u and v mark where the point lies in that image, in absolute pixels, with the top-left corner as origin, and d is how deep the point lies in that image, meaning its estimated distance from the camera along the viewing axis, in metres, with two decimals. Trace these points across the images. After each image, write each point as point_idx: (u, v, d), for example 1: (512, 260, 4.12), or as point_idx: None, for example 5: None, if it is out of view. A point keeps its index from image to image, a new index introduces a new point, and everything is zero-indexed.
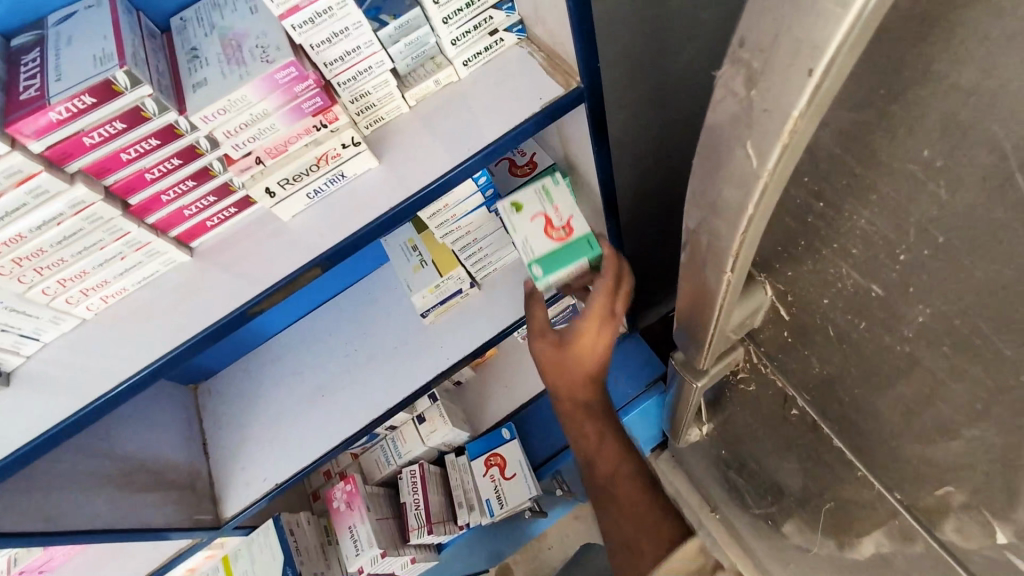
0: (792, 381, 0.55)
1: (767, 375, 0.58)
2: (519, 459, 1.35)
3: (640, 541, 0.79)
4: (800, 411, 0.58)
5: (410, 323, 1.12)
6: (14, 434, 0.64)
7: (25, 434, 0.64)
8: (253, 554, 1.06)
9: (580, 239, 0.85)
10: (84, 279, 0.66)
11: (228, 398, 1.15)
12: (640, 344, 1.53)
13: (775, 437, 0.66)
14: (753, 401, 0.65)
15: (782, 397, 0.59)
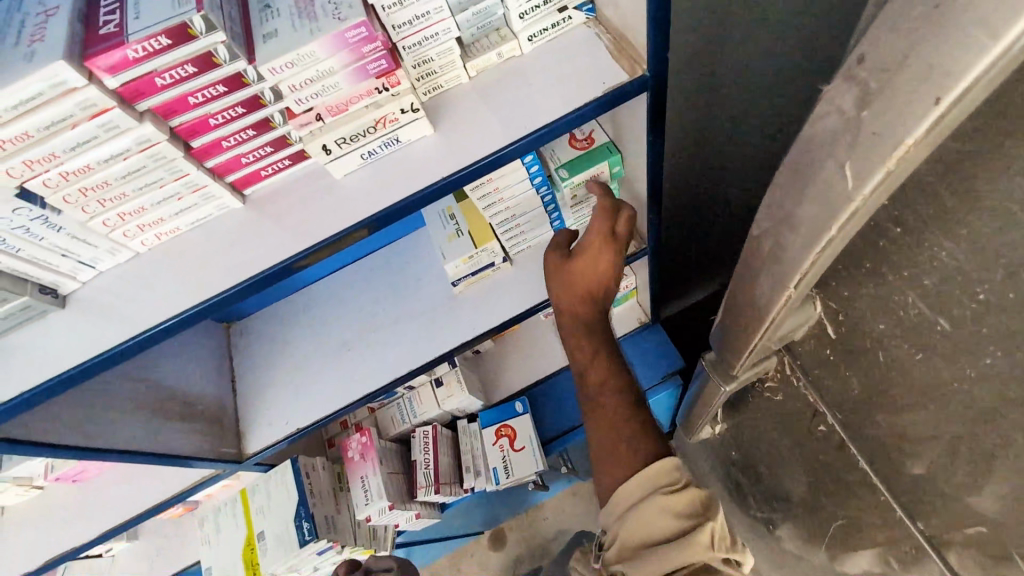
0: (823, 398, 0.55)
1: (798, 387, 0.58)
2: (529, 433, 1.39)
3: (620, 448, 0.74)
4: (826, 428, 0.58)
5: (440, 290, 1.14)
6: (66, 354, 0.68)
7: (77, 356, 0.68)
8: (269, 490, 1.11)
9: (600, 147, 0.95)
10: (142, 215, 0.68)
11: (258, 340, 1.19)
12: (660, 337, 1.53)
13: (793, 448, 0.66)
14: (780, 412, 0.65)
15: (812, 413, 0.59)
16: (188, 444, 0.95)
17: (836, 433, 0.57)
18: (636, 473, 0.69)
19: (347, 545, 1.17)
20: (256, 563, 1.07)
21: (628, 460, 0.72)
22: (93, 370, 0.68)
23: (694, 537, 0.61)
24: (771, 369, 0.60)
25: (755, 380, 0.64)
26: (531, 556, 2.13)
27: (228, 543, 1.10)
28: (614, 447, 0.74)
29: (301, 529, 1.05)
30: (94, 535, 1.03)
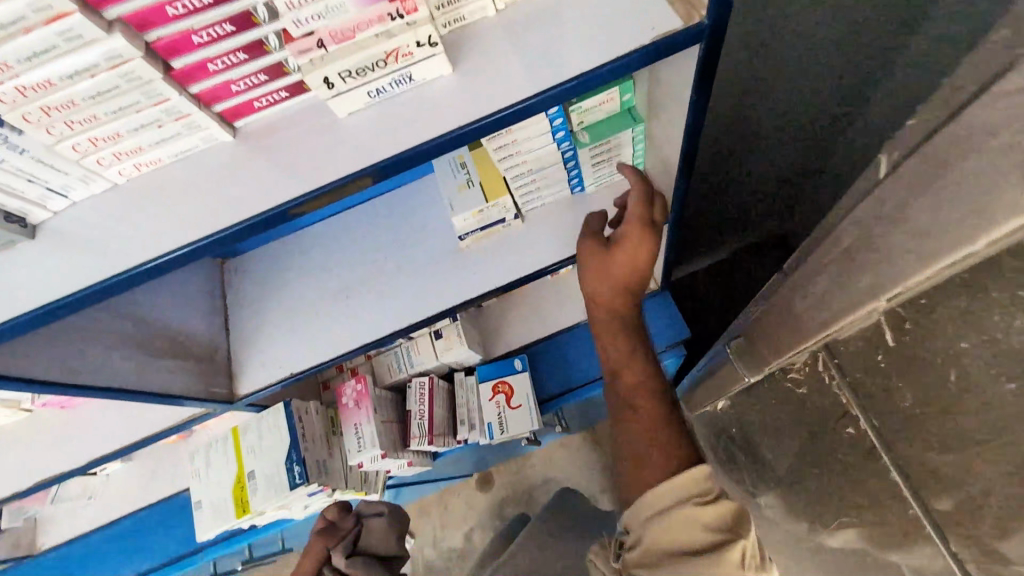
0: (857, 393, 0.56)
1: (827, 382, 0.61)
2: (525, 391, 1.37)
3: (650, 455, 0.71)
4: (854, 431, 0.59)
5: (446, 241, 1.08)
6: (34, 290, 0.62)
7: (47, 294, 0.62)
8: (261, 431, 1.09)
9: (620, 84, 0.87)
10: (117, 142, 0.61)
11: (252, 278, 1.14)
12: (668, 304, 1.47)
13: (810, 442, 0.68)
14: (811, 408, 0.67)
15: (841, 412, 0.60)
16: (175, 383, 0.92)
17: (868, 437, 0.57)
18: (663, 483, 0.67)
19: (337, 489, 1.16)
20: (244, 501, 1.06)
21: (660, 467, 0.70)
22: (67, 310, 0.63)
23: (727, 554, 0.60)
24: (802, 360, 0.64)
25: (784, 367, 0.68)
26: (516, 499, 2.18)
27: (217, 480, 1.09)
28: (645, 455, 0.72)
29: (291, 472, 1.04)
30: (83, 463, 1.02)
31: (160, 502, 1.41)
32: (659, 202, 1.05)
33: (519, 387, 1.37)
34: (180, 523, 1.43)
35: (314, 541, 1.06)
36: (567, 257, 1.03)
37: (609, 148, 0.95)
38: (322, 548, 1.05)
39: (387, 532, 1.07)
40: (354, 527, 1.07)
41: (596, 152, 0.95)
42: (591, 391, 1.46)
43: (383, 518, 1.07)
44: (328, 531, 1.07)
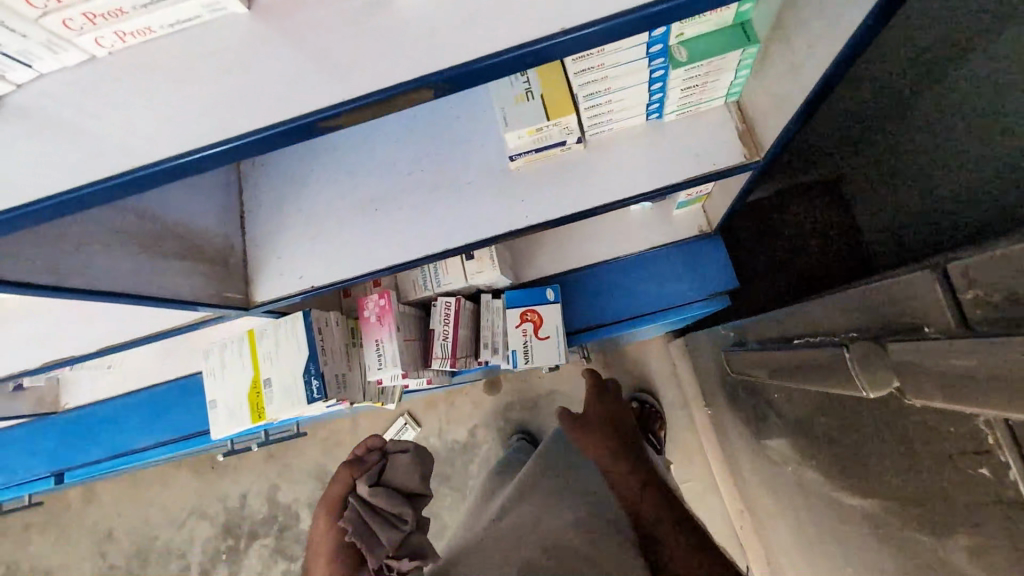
0: (1022, 446, 0.45)
1: (974, 420, 0.50)
2: (554, 323, 1.29)
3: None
4: (990, 473, 0.49)
5: (492, 158, 0.93)
6: (6, 185, 0.51)
7: (19, 194, 0.51)
8: (277, 338, 1.04)
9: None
10: (90, 2, 0.45)
11: (270, 174, 1.01)
12: (718, 248, 1.34)
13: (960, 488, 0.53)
14: (931, 432, 0.57)
15: (979, 450, 0.50)
16: (185, 287, 0.83)
17: (1011, 489, 0.46)
18: None
19: (356, 401, 1.14)
20: (260, 408, 1.03)
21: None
22: (47, 216, 0.52)
23: None
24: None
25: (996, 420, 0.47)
26: (521, 406, 2.20)
27: (232, 381, 1.06)
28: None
29: (309, 386, 1.00)
30: (98, 347, 1.00)
31: (182, 378, 1.41)
32: (752, 145, 0.86)
33: (549, 317, 1.29)
34: (198, 402, 1.42)
35: (336, 474, 0.93)
36: (629, 195, 0.89)
37: (706, 73, 0.77)
38: (346, 480, 0.92)
39: (412, 470, 0.96)
40: (379, 460, 0.95)
41: (689, 75, 0.76)
42: (622, 329, 1.39)
43: (409, 454, 0.96)
44: (352, 463, 0.95)
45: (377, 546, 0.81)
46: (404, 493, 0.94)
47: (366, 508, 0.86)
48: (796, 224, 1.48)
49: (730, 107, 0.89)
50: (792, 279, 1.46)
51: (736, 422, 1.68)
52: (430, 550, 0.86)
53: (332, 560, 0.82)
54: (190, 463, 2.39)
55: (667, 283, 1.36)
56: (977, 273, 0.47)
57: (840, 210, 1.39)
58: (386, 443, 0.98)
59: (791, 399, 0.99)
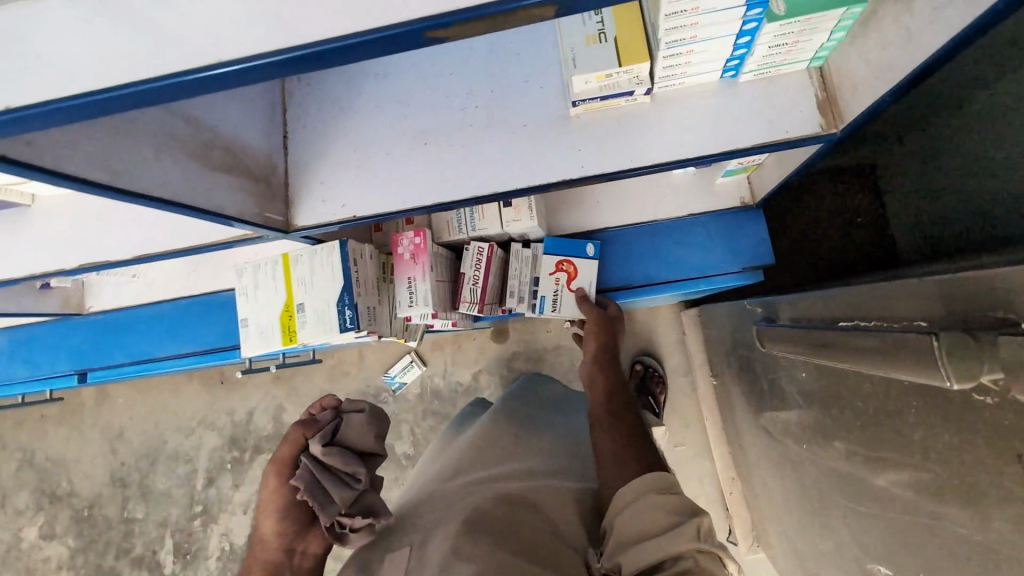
0: None
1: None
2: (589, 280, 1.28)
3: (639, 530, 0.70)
4: None
5: (552, 101, 0.89)
6: (90, 69, 0.50)
7: (105, 79, 0.51)
8: (312, 265, 1.03)
9: None
10: None
11: (317, 93, 0.97)
12: (760, 223, 1.31)
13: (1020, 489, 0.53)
14: (995, 430, 0.56)
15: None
16: (231, 202, 0.81)
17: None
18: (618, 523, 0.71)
19: (384, 335, 1.14)
20: (292, 332, 1.03)
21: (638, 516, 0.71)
22: (137, 103, 0.53)
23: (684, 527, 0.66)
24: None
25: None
26: (527, 356, 2.22)
27: (264, 302, 1.06)
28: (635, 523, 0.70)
29: (342, 316, 1.00)
30: (133, 256, 0.99)
31: (206, 294, 1.42)
32: (828, 114, 0.82)
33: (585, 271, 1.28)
34: (220, 317, 1.43)
35: (287, 434, 0.90)
36: (691, 157, 0.86)
37: (799, 30, 0.72)
38: (298, 440, 0.89)
39: (367, 431, 0.93)
40: (331, 420, 0.92)
41: (782, 31, 0.71)
42: (649, 294, 1.38)
43: (365, 414, 0.93)
44: (306, 422, 0.92)
45: (330, 508, 0.80)
46: (359, 453, 0.92)
47: (321, 469, 0.84)
48: (818, 212, 1.49)
49: (808, 73, 0.84)
50: (804, 267, 1.49)
51: (744, 394, 1.69)
52: (385, 508, 0.84)
53: (285, 520, 0.81)
54: (201, 375, 2.44)
55: (703, 252, 1.33)
56: None
57: (869, 198, 1.42)
58: (340, 402, 0.95)
59: (819, 380, 0.99)
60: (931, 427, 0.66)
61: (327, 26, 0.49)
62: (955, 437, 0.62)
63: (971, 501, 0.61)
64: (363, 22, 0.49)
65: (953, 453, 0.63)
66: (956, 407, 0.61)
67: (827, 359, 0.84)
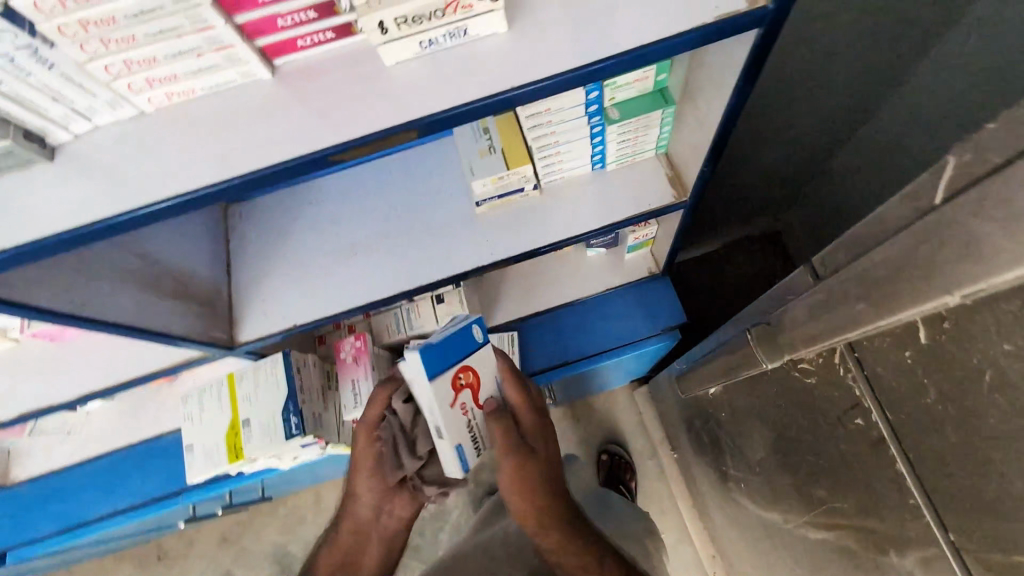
0: (861, 365, 0.63)
1: (844, 377, 0.67)
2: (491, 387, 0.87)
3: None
4: (863, 421, 0.65)
5: (462, 205, 1.07)
6: (48, 218, 0.59)
7: (58, 223, 0.59)
8: (257, 380, 1.08)
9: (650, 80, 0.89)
10: (152, 68, 0.56)
11: (257, 225, 1.11)
12: (665, 288, 1.50)
13: (867, 446, 0.65)
14: (828, 397, 0.71)
15: (852, 405, 0.66)
16: (178, 324, 0.89)
17: (877, 428, 0.63)
18: None
19: (330, 442, 1.17)
20: (239, 449, 1.06)
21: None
22: (80, 243, 0.59)
23: None
24: (840, 365, 0.67)
25: (835, 359, 0.67)
26: None
27: (209, 424, 1.09)
28: None
29: (288, 423, 1.04)
30: (79, 395, 1.01)
31: (147, 441, 1.39)
32: (679, 187, 1.04)
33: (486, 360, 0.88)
34: (162, 463, 1.38)
35: (372, 396, 0.92)
36: (582, 233, 1.04)
37: (636, 128, 0.95)
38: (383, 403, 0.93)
39: None
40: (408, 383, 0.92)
41: (622, 131, 0.94)
42: (584, 367, 1.49)
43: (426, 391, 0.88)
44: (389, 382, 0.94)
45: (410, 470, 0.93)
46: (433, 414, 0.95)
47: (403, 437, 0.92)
48: (741, 277, 1.70)
49: (658, 159, 1.07)
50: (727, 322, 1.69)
51: (699, 460, 1.75)
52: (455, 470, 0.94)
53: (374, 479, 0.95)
54: (133, 554, 2.15)
55: (622, 321, 1.49)
56: (827, 257, 0.67)
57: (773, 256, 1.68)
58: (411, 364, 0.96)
59: (739, 410, 1.10)
60: (813, 420, 0.78)
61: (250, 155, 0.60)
62: (820, 420, 0.75)
63: (852, 475, 0.70)
64: (277, 156, 0.59)
65: (827, 436, 0.74)
66: (814, 389, 0.75)
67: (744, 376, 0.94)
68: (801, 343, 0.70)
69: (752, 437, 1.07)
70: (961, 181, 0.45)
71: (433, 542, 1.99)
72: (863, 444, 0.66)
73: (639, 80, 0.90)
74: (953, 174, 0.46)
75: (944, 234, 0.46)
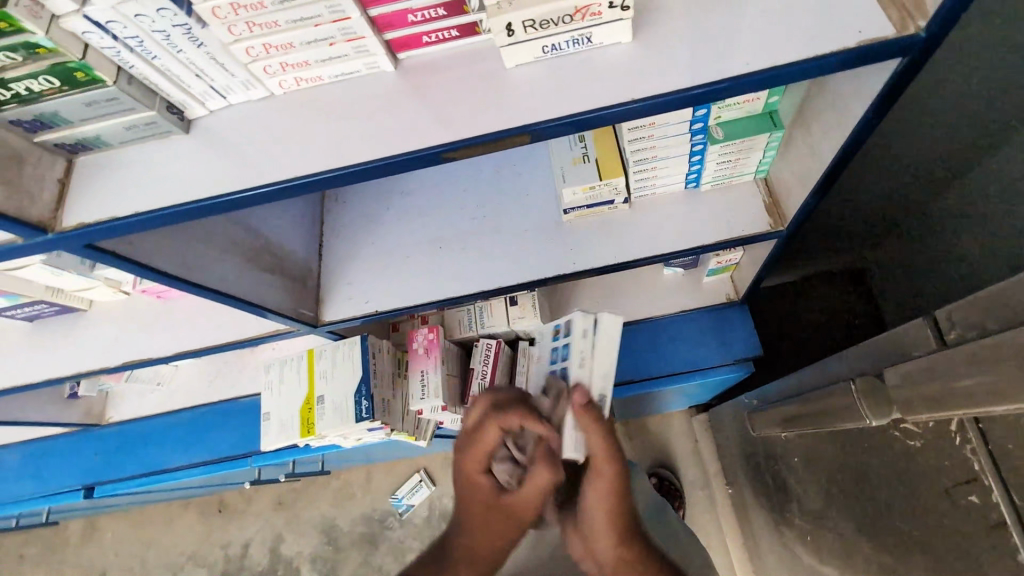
0: (985, 439, 0.57)
1: (960, 448, 0.61)
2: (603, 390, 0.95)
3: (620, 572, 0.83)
4: (980, 499, 0.58)
5: (549, 210, 1.06)
6: (178, 189, 0.63)
7: (185, 194, 0.63)
8: (335, 359, 1.12)
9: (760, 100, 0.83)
10: (287, 53, 0.59)
11: (349, 209, 1.15)
12: (744, 318, 1.42)
13: (985, 530, 0.58)
14: (936, 466, 0.64)
15: (966, 480, 0.60)
16: (271, 298, 0.93)
17: (995, 510, 0.56)
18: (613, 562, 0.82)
19: (394, 429, 1.19)
20: (310, 423, 1.10)
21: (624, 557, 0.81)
22: (199, 215, 0.63)
23: None
24: (955, 433, 0.61)
25: (953, 428, 0.61)
26: None
27: (287, 396, 1.14)
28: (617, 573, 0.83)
29: (358, 406, 1.07)
30: (174, 351, 1.08)
31: (225, 401, 1.48)
32: (776, 216, 0.98)
33: (599, 361, 0.96)
34: (236, 423, 1.47)
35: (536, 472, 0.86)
36: (670, 252, 1.00)
37: (739, 151, 0.90)
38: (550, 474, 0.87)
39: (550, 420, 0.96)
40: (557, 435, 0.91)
41: (724, 152, 0.90)
42: (651, 389, 1.44)
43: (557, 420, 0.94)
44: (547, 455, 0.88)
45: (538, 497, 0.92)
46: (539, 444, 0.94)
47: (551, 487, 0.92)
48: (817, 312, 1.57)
49: (758, 183, 1.01)
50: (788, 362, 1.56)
51: (757, 501, 1.65)
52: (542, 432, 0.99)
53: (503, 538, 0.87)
54: (197, 503, 2.30)
55: (695, 347, 1.42)
56: (957, 316, 0.60)
57: (860, 300, 1.45)
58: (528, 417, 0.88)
59: (817, 462, 1.02)
60: (910, 489, 0.70)
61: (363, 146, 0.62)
62: (922, 488, 0.68)
63: (956, 555, 0.63)
64: (387, 149, 0.60)
65: (927, 506, 0.67)
66: (919, 453, 0.67)
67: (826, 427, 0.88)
68: (910, 410, 0.62)
69: (828, 489, 0.99)
70: None
71: None
72: (979, 525, 0.59)
73: (749, 100, 0.85)
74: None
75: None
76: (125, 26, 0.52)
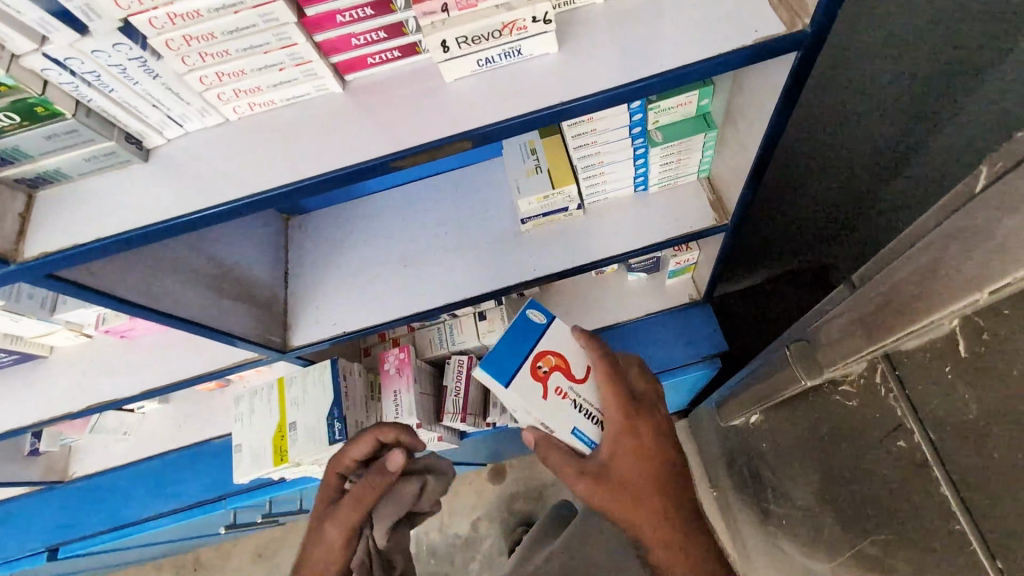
0: (903, 384, 0.61)
1: (885, 398, 0.65)
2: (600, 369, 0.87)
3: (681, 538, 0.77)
4: (906, 443, 0.62)
5: (508, 223, 1.11)
6: (136, 214, 0.65)
7: (141, 219, 0.65)
8: (306, 384, 1.12)
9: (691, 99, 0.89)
10: (239, 80, 0.63)
11: (313, 236, 1.18)
12: (705, 316, 1.48)
13: (912, 471, 0.62)
14: (871, 419, 0.69)
15: (894, 427, 0.64)
16: (239, 322, 0.94)
17: (919, 450, 0.60)
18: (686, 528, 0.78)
19: None
20: (283, 451, 1.09)
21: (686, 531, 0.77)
22: (155, 238, 0.65)
23: None
24: (882, 383, 0.65)
25: (877, 379, 0.65)
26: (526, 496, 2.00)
27: (260, 427, 1.13)
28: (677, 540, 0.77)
29: (331, 428, 1.07)
30: (141, 390, 1.08)
31: (197, 444, 1.45)
32: (720, 211, 1.04)
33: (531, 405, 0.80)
34: (210, 466, 1.44)
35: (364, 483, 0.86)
36: (623, 252, 1.05)
37: (678, 152, 0.97)
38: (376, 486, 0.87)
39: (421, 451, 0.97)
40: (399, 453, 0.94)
41: (664, 154, 0.96)
42: None
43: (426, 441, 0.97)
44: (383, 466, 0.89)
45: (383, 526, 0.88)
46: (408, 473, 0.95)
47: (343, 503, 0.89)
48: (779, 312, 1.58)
49: (701, 180, 1.08)
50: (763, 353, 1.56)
51: (739, 498, 1.67)
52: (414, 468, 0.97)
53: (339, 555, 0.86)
54: (172, 563, 2.20)
55: (661, 348, 1.47)
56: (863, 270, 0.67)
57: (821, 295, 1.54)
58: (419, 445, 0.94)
59: (781, 442, 1.06)
60: (853, 447, 0.75)
61: (312, 162, 0.65)
62: (863, 444, 0.72)
63: (895, 504, 0.67)
64: (337, 162, 0.64)
65: (869, 462, 0.71)
66: (856, 411, 0.72)
67: (781, 400, 0.93)
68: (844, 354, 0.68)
69: (794, 467, 1.02)
70: (1000, 180, 0.47)
71: (463, 570, 1.95)
72: (907, 467, 0.63)
73: (683, 101, 0.91)
74: (985, 180, 0.49)
75: (987, 231, 0.47)
76: (82, 62, 0.56)
